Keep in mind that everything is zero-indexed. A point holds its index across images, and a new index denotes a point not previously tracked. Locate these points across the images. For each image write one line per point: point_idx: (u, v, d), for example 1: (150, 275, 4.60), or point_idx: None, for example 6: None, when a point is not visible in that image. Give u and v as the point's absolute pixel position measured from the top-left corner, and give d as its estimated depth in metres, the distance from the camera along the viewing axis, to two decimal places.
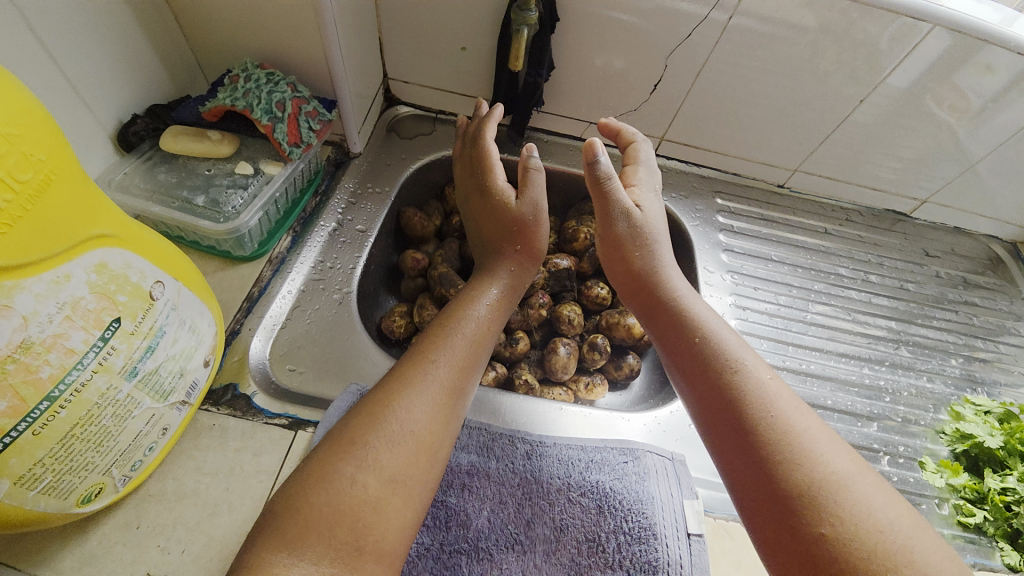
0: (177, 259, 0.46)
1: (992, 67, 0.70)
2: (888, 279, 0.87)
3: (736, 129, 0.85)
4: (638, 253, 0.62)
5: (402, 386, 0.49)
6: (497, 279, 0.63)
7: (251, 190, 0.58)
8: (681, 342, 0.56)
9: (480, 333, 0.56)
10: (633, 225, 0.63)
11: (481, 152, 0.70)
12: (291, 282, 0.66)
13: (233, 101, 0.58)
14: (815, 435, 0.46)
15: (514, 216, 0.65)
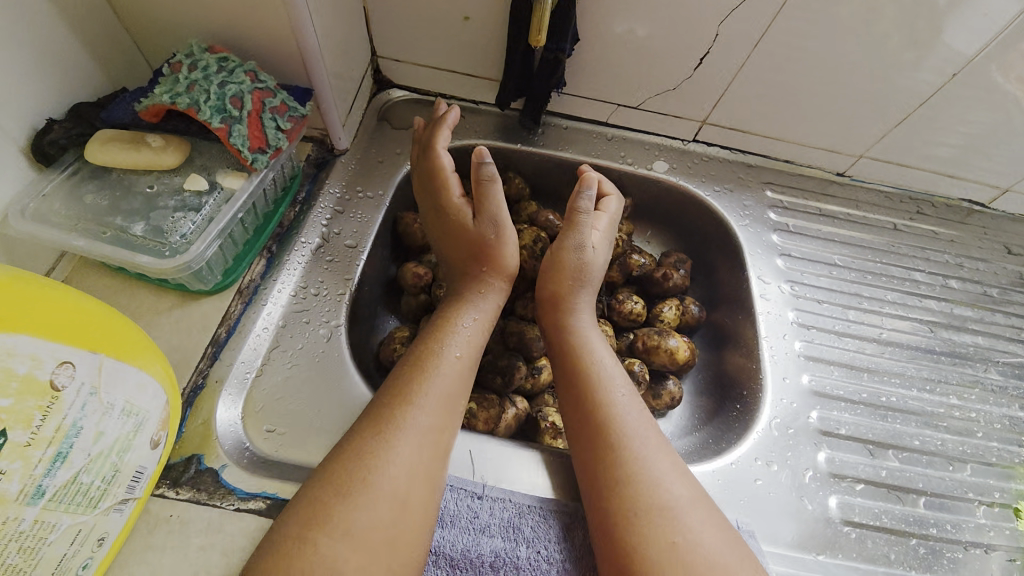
0: (103, 320, 0.36)
1: None
2: (969, 285, 0.75)
3: (793, 109, 0.71)
4: (568, 279, 0.59)
5: (382, 438, 0.44)
6: (469, 307, 0.56)
7: (206, 213, 0.46)
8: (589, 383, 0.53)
9: (463, 369, 0.51)
10: (582, 261, 0.59)
11: (431, 165, 0.59)
12: (268, 317, 0.53)
13: (173, 97, 0.45)
14: (693, 504, 0.45)
15: (471, 237, 0.57)
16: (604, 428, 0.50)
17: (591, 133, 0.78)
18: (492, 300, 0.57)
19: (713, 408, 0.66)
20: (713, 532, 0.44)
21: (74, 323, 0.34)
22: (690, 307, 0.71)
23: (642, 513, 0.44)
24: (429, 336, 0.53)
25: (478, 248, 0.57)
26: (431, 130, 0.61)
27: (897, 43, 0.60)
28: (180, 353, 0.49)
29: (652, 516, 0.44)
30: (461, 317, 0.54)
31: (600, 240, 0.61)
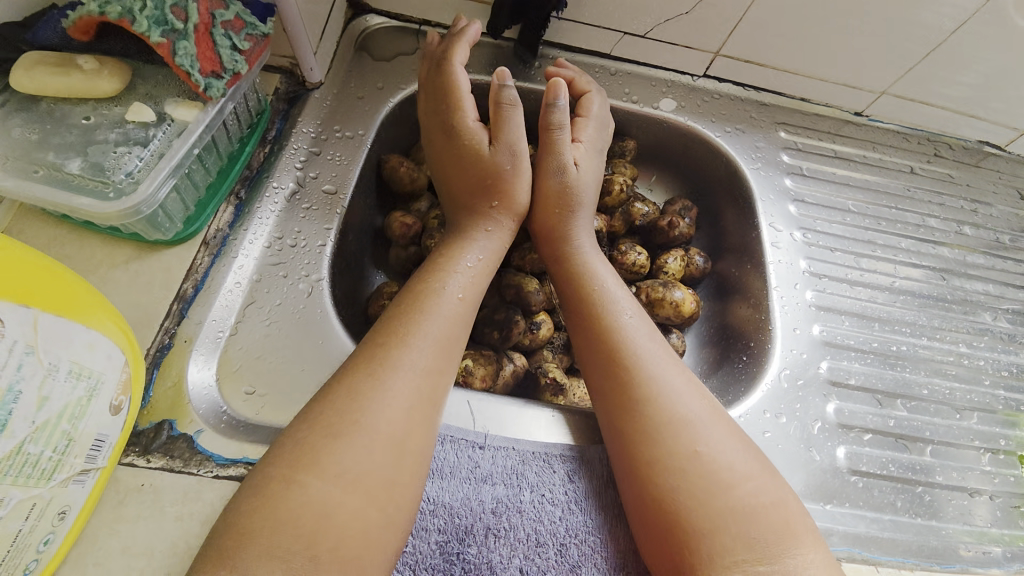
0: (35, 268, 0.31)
1: None
2: (983, 231, 0.72)
3: (813, 39, 0.64)
4: (558, 208, 0.53)
5: (375, 378, 0.40)
6: (471, 242, 0.50)
7: (154, 148, 0.39)
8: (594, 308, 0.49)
9: (464, 309, 0.46)
10: (566, 183, 0.53)
11: (444, 83, 0.53)
12: (241, 271, 0.48)
13: (102, 7, 0.37)
14: (713, 421, 0.43)
15: (483, 164, 0.51)
16: (612, 356, 0.47)
17: (592, 67, 0.71)
18: (498, 235, 0.51)
19: (719, 357, 0.62)
20: (732, 448, 0.42)
21: (1, 273, 0.29)
22: (695, 258, 0.67)
23: (655, 437, 0.42)
24: (425, 272, 0.48)
25: (482, 178, 0.51)
26: (448, 44, 0.55)
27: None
28: (142, 310, 0.44)
29: (666, 438, 0.42)
30: (461, 251, 0.49)
31: (585, 154, 0.55)
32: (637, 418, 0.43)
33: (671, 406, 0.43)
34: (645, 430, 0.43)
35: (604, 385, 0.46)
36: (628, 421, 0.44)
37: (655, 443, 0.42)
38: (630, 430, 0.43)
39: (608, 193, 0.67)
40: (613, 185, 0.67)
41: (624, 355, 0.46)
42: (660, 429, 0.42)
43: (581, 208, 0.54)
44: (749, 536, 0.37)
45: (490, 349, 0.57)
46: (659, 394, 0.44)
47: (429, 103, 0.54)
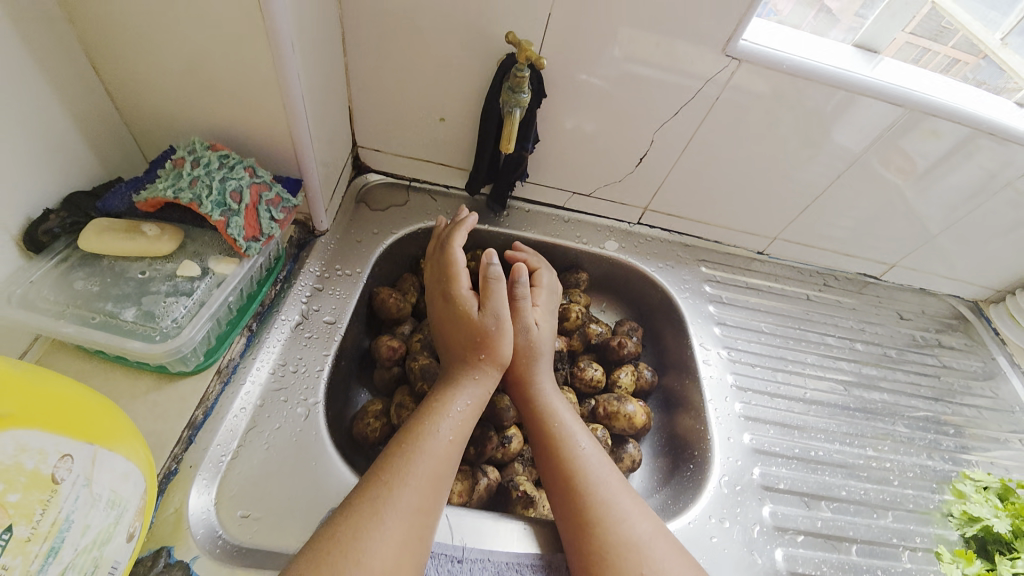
0: (103, 412, 0.38)
1: (937, 132, 0.70)
2: (872, 346, 0.88)
3: (719, 200, 0.84)
4: (524, 359, 0.63)
5: (374, 517, 0.46)
6: (459, 390, 0.58)
7: (197, 297, 0.48)
8: (558, 445, 0.58)
9: (451, 446, 0.54)
10: (529, 340, 0.64)
11: (446, 262, 0.65)
12: (246, 397, 0.54)
13: (176, 193, 0.48)
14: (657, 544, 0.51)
15: (473, 324, 0.61)
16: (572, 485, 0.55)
17: (549, 216, 0.87)
18: (486, 380, 0.60)
19: (669, 468, 0.71)
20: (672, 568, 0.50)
21: (81, 413, 0.36)
22: (643, 372, 0.78)
23: (609, 561, 0.50)
24: (419, 415, 0.56)
25: (472, 337, 0.60)
26: (451, 230, 0.68)
27: (793, 152, 0.75)
28: (154, 438, 0.49)
29: (616, 561, 0.50)
30: (452, 395, 0.58)
31: (542, 317, 0.67)
32: (593, 543, 0.51)
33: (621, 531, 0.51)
34: (601, 555, 0.50)
35: (565, 511, 0.54)
36: (585, 545, 0.51)
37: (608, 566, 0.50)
38: (585, 553, 0.51)
39: (566, 318, 0.79)
40: (569, 311, 0.79)
41: (581, 487, 0.55)
42: (611, 554, 0.50)
43: (543, 359, 0.64)
44: None
45: (465, 463, 0.63)
46: (610, 521, 0.52)
47: (433, 276, 0.67)
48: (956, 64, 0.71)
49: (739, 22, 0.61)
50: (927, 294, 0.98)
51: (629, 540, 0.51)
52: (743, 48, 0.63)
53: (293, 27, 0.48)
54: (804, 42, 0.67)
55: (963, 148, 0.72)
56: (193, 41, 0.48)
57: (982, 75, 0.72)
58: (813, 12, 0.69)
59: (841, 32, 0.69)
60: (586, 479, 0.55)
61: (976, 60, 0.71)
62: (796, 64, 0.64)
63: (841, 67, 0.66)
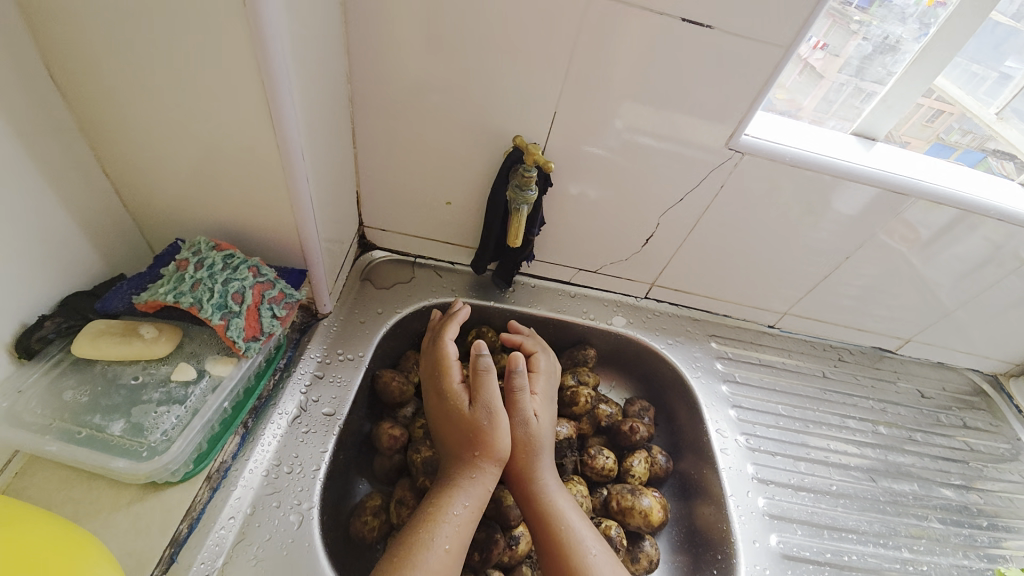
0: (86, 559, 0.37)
1: (936, 204, 0.70)
2: (895, 429, 0.84)
3: (726, 276, 0.83)
4: (524, 453, 0.60)
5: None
6: (456, 492, 0.55)
7: (190, 405, 0.46)
8: (562, 553, 0.55)
9: (450, 559, 0.51)
10: (529, 433, 0.61)
11: (438, 355, 0.64)
12: (236, 503, 0.51)
13: (176, 297, 0.47)
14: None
15: (466, 419, 0.58)
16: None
17: (555, 292, 0.86)
18: (489, 479, 0.57)
19: (690, 570, 0.68)
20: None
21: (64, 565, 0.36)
22: (657, 457, 0.75)
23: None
24: (417, 522, 0.53)
25: (472, 436, 0.58)
26: (443, 323, 0.68)
27: (798, 231, 0.75)
28: (135, 558, 0.45)
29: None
30: (453, 498, 0.55)
31: (541, 406, 0.64)
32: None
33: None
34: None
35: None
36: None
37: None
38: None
39: (575, 403, 0.75)
40: (578, 396, 0.75)
41: None
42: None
43: (544, 452, 0.61)
44: None
45: (468, 571, 0.59)
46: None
47: (428, 368, 0.65)
48: (941, 115, 0.70)
49: (741, 119, 0.63)
50: (946, 367, 0.94)
51: None
52: (746, 141, 0.65)
53: (303, 131, 0.49)
54: (804, 134, 0.68)
55: (962, 221, 0.71)
56: (206, 147, 0.49)
57: (967, 125, 0.71)
58: (798, 70, 0.67)
59: (836, 120, 0.71)
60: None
61: (959, 112, 0.70)
62: (797, 156, 0.66)
63: (841, 157, 0.67)
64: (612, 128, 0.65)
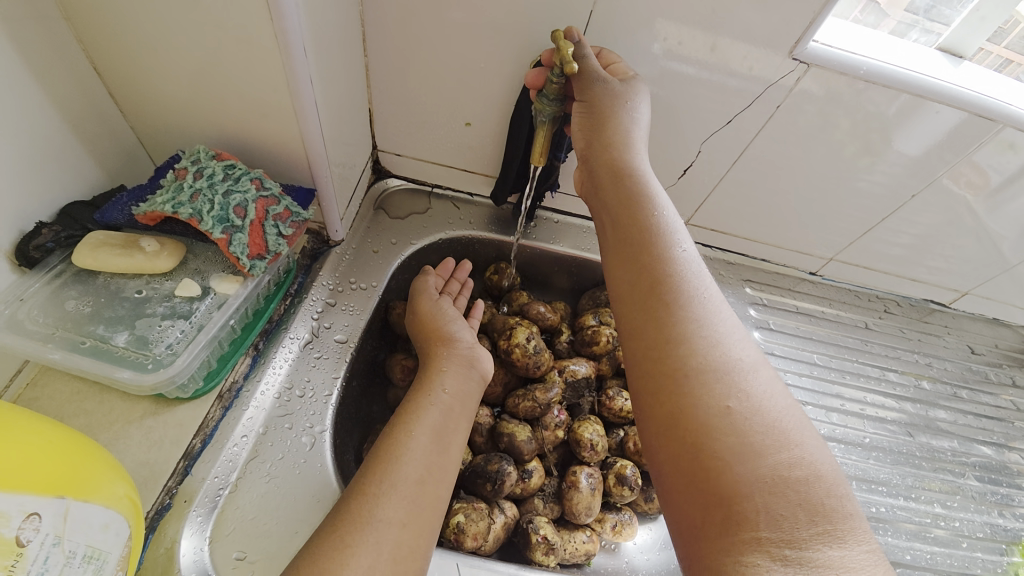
0: (102, 480, 0.36)
1: (1015, 145, 0.61)
2: (938, 384, 0.78)
3: (768, 217, 0.76)
4: (616, 115, 0.52)
5: (341, 538, 0.42)
6: (428, 386, 0.55)
7: (195, 321, 0.45)
8: (632, 223, 0.50)
9: (432, 450, 0.50)
10: (611, 91, 0.52)
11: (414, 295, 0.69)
12: (249, 423, 0.50)
13: (175, 207, 0.44)
14: (753, 434, 0.38)
15: (421, 330, 0.62)
16: (655, 365, 0.43)
17: (580, 228, 0.80)
18: (458, 371, 0.58)
19: None
20: (773, 458, 0.37)
21: (83, 479, 0.34)
22: None
23: (687, 446, 0.39)
24: (393, 423, 0.52)
25: (433, 340, 0.60)
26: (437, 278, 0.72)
27: (856, 172, 0.67)
28: (148, 469, 0.45)
29: (696, 448, 0.38)
30: (425, 397, 0.54)
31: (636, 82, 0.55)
32: (670, 429, 0.40)
33: (705, 419, 0.39)
34: (680, 442, 0.39)
35: (643, 392, 0.43)
36: (659, 430, 0.41)
37: (689, 456, 0.39)
38: (665, 435, 0.41)
39: (596, 343, 0.71)
40: (599, 336, 0.71)
41: (653, 265, 0.47)
42: (694, 441, 0.39)
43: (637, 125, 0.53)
44: (783, 494, 0.35)
45: (483, 500, 0.58)
46: (695, 403, 0.40)
47: None
48: (1010, 64, 0.61)
49: (811, 22, 0.53)
50: (1000, 324, 0.87)
51: (718, 382, 0.40)
52: (814, 51, 0.55)
53: (304, 26, 0.43)
54: (884, 45, 0.58)
55: None
56: (198, 44, 0.44)
57: None
58: (859, 5, 0.59)
59: (920, 33, 0.60)
60: (674, 357, 0.42)
61: None
62: (874, 69, 0.56)
63: (925, 73, 0.57)
64: (649, 52, 0.58)
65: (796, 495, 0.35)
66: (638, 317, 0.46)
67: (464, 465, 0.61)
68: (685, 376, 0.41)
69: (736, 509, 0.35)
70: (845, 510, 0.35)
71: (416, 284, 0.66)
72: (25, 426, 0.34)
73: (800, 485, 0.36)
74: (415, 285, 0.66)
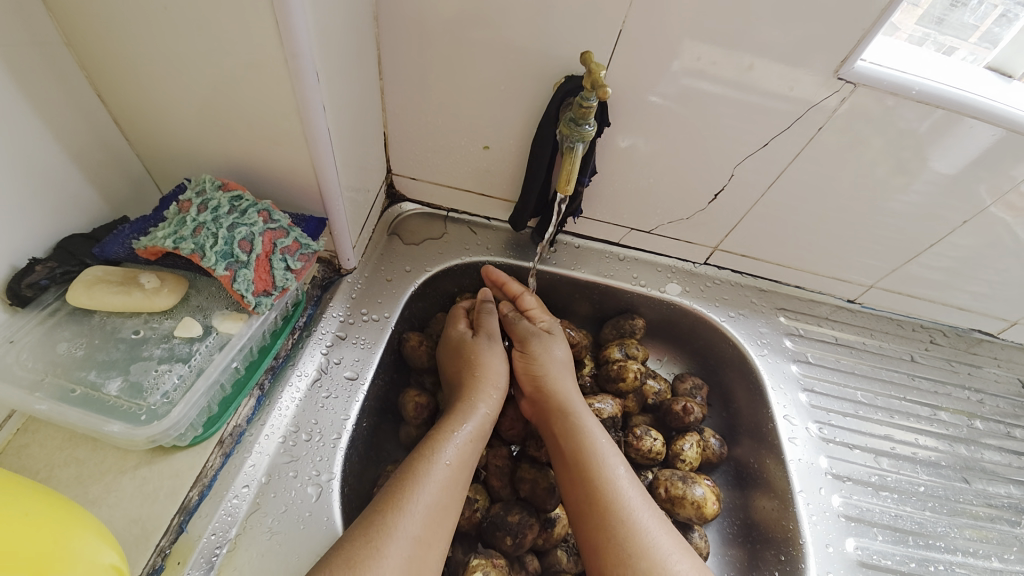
0: (92, 552, 0.33)
1: None
2: (993, 423, 0.72)
3: (803, 243, 0.71)
4: (592, 284, 0.75)
5: (373, 547, 0.43)
6: (468, 414, 0.55)
7: (194, 364, 0.41)
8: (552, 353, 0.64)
9: (453, 479, 0.50)
10: (591, 277, 0.75)
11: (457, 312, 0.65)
12: (251, 471, 0.47)
13: (176, 242, 0.41)
14: (663, 534, 0.49)
15: (470, 349, 0.60)
16: (582, 475, 0.52)
17: (602, 253, 0.76)
18: (485, 414, 0.56)
19: (746, 566, 0.61)
20: (679, 558, 0.47)
21: (65, 554, 0.31)
22: (711, 442, 0.67)
23: (610, 535, 0.48)
24: (425, 441, 0.52)
25: (479, 368, 0.59)
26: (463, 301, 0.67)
27: (901, 197, 0.62)
28: (140, 527, 0.41)
29: (624, 549, 0.47)
30: (459, 422, 0.54)
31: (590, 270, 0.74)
32: (597, 530, 0.49)
33: (626, 520, 0.49)
34: (608, 543, 0.48)
35: (574, 496, 0.52)
36: (588, 529, 0.50)
37: (618, 556, 0.47)
38: (590, 524, 0.50)
39: (621, 379, 0.68)
40: (626, 371, 0.68)
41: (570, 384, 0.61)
42: (619, 544, 0.48)
43: (609, 280, 0.75)
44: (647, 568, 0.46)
45: (501, 556, 0.53)
46: (617, 508, 0.49)
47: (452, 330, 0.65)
48: None
49: (862, 38, 0.49)
50: None
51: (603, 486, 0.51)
52: (862, 69, 0.51)
53: (319, 49, 0.41)
54: (934, 63, 0.54)
55: None
56: (206, 70, 0.41)
57: None
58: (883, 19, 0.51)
59: (967, 52, 0.55)
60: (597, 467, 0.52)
61: None
62: (927, 90, 0.52)
63: (980, 93, 0.52)
64: (679, 72, 0.54)
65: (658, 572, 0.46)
66: (557, 423, 0.56)
67: (480, 514, 0.56)
68: (607, 485, 0.51)
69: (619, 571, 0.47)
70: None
71: (480, 318, 0.64)
72: (33, 499, 0.33)
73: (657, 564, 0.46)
74: (482, 320, 0.63)
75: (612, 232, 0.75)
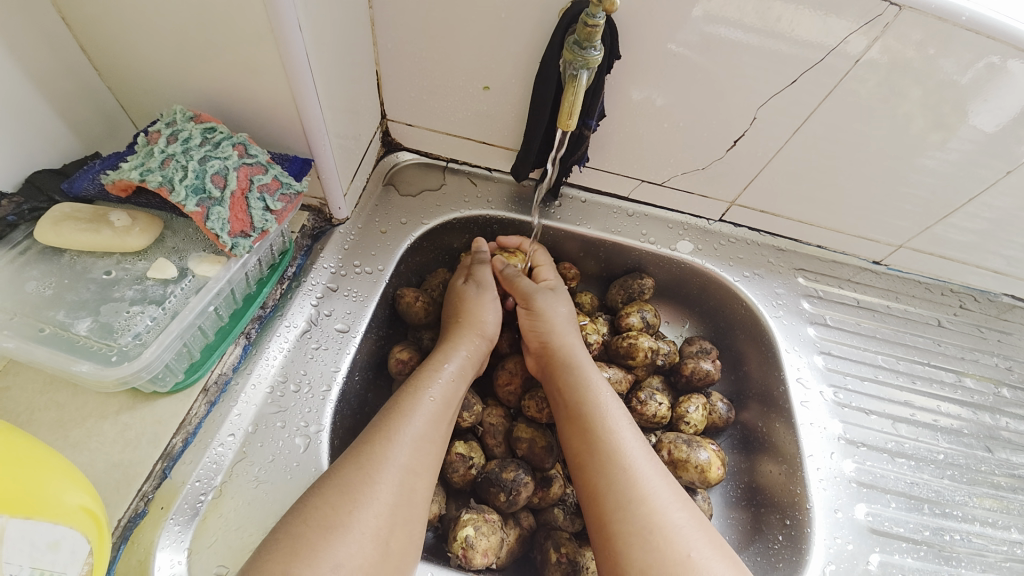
0: (59, 495, 0.32)
1: None
2: (1021, 393, 0.68)
3: (827, 199, 0.65)
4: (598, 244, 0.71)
5: (365, 474, 0.42)
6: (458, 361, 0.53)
7: (169, 307, 0.39)
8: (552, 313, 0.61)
9: (440, 413, 0.48)
10: (596, 236, 0.71)
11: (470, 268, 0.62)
12: (237, 420, 0.45)
13: (143, 174, 0.38)
14: (662, 483, 0.47)
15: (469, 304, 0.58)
16: (581, 427, 0.50)
17: (609, 208, 0.71)
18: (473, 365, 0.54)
19: (749, 529, 0.59)
20: (679, 508, 0.45)
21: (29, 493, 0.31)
22: (717, 406, 0.64)
23: (609, 490, 0.46)
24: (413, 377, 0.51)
25: (465, 317, 0.57)
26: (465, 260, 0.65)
27: (933, 148, 0.56)
28: (121, 471, 0.40)
29: (621, 494, 0.46)
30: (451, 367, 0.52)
31: (596, 226, 0.70)
32: (597, 477, 0.47)
33: (623, 465, 0.47)
34: (604, 493, 0.46)
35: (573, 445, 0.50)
36: (588, 476, 0.48)
37: (613, 501, 0.45)
38: (591, 485, 0.48)
39: (631, 356, 0.64)
40: (636, 349, 0.64)
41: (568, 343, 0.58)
42: (616, 489, 0.46)
43: (614, 238, 0.70)
44: (646, 520, 0.44)
45: (495, 512, 0.52)
46: (617, 456, 0.47)
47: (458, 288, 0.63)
48: None
49: None
50: None
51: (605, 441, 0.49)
52: None
53: None
54: None
55: None
56: None
57: None
58: None
59: None
60: (596, 413, 0.51)
61: None
62: (979, 17, 0.45)
63: None
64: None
65: (662, 534, 0.43)
66: (562, 371, 0.54)
67: (475, 471, 0.55)
68: (607, 432, 0.49)
69: (614, 523, 0.45)
70: (700, 539, 0.44)
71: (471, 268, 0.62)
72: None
73: (656, 515, 0.44)
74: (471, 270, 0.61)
75: (622, 187, 0.70)
